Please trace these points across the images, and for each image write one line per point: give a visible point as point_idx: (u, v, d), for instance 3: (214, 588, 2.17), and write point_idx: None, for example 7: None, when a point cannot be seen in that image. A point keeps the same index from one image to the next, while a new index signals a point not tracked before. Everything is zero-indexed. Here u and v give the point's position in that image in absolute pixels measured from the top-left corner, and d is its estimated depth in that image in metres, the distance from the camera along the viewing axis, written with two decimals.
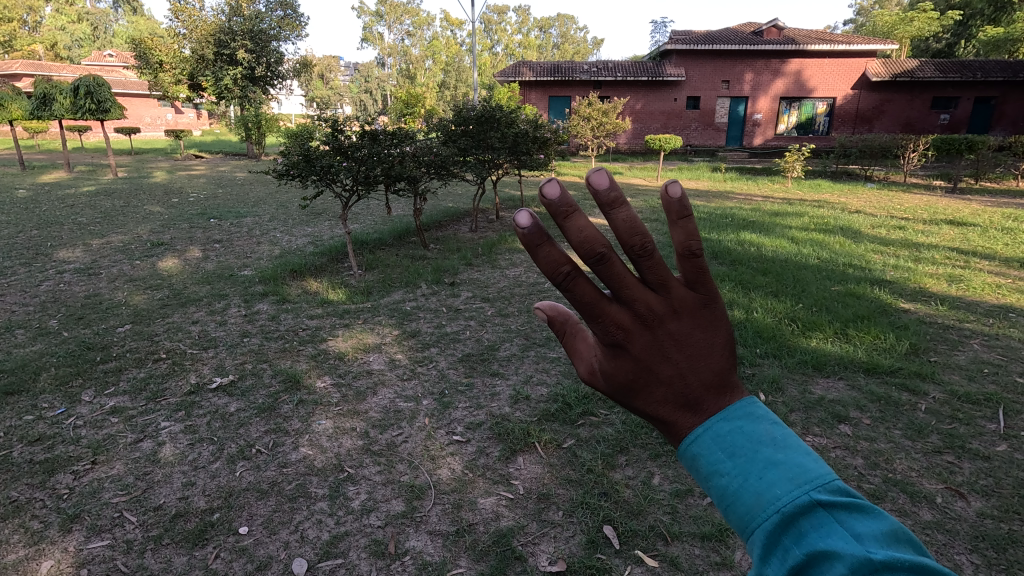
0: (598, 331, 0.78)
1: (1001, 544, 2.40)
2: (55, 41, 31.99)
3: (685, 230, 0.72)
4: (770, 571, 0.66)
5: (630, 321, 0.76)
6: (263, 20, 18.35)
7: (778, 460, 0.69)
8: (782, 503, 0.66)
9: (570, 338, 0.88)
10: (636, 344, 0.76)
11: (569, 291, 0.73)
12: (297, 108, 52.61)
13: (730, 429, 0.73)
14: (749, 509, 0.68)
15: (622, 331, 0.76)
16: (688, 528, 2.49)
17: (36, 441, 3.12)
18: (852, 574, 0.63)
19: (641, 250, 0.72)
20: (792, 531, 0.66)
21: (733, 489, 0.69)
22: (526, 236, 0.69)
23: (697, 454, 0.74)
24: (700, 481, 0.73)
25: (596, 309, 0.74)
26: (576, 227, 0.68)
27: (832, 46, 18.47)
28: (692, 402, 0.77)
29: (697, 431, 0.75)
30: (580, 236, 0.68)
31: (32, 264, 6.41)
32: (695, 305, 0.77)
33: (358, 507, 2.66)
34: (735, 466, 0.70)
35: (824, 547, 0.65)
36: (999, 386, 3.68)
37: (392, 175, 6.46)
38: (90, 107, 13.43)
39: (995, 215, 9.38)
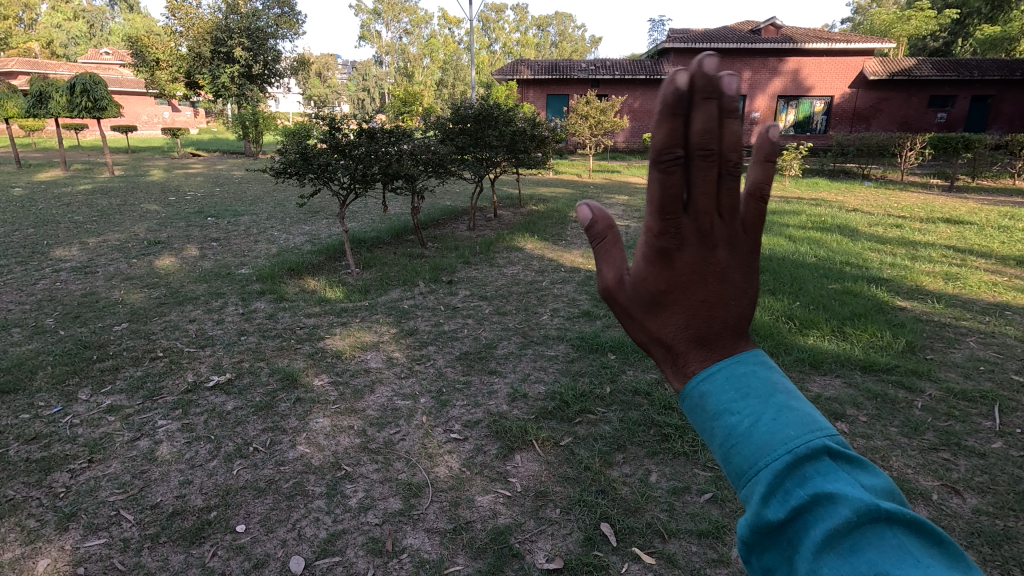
0: (653, 231, 0.71)
1: (996, 540, 2.41)
2: (51, 39, 31.88)
3: (770, 171, 0.71)
4: (771, 514, 0.64)
5: (688, 233, 0.70)
6: (260, 18, 18.32)
7: (790, 405, 0.67)
8: (794, 446, 0.64)
9: (603, 246, 0.80)
10: (683, 259, 0.70)
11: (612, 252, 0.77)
12: (295, 106, 52.52)
13: (745, 370, 0.69)
14: (759, 449, 0.64)
15: (678, 240, 0.70)
16: (685, 526, 2.50)
17: (31, 440, 3.11)
18: (856, 519, 0.61)
19: (734, 167, 0.67)
20: (796, 475, 0.63)
21: (744, 429, 0.65)
22: (673, 94, 0.64)
23: (708, 390, 0.69)
24: (705, 422, 0.69)
25: (672, 206, 0.68)
26: (710, 113, 0.65)
27: (829, 45, 18.49)
28: (708, 337, 0.72)
29: (711, 368, 0.70)
30: (707, 124, 0.65)
31: (29, 262, 6.40)
32: (748, 247, 0.72)
33: (355, 505, 2.67)
34: (749, 405, 0.66)
35: (829, 493, 0.63)
36: (995, 384, 3.69)
37: (389, 173, 6.45)
38: (86, 105, 13.35)
39: (992, 214, 9.42)
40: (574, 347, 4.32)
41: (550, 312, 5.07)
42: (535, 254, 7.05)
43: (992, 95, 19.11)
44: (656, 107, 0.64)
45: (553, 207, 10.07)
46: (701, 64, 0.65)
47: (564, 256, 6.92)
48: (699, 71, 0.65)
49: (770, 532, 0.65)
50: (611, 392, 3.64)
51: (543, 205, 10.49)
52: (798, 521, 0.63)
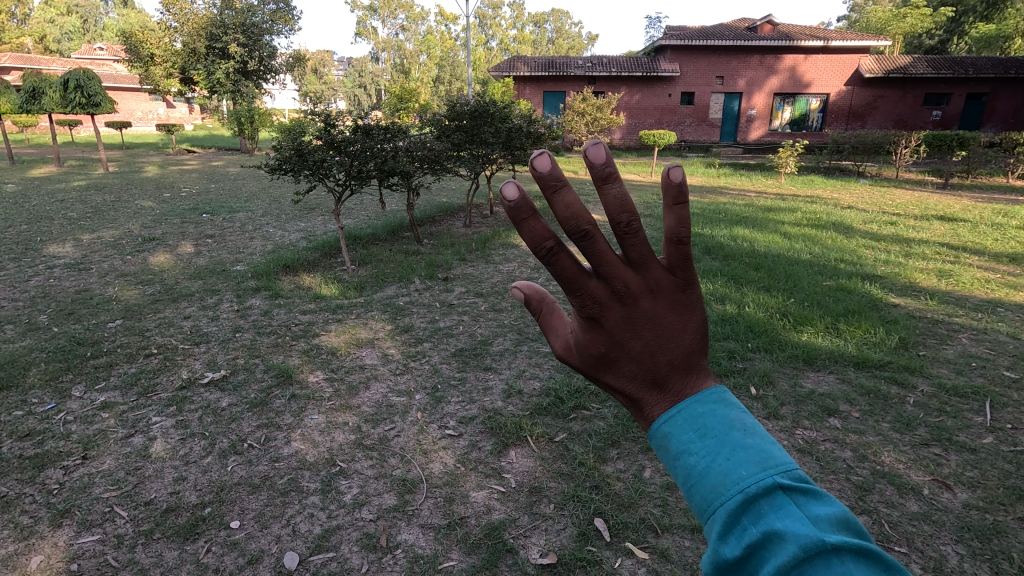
0: (578, 305, 0.86)
1: (986, 535, 2.43)
2: (44, 34, 31.48)
3: (678, 215, 0.81)
4: (728, 551, 0.71)
5: (606, 298, 0.84)
6: (255, 13, 18.23)
7: (747, 444, 0.76)
8: (746, 484, 0.72)
9: (546, 320, 0.99)
10: (610, 321, 0.85)
11: (550, 265, 0.81)
12: (290, 102, 52.15)
13: (703, 411, 0.81)
14: (715, 487, 0.74)
15: (598, 306, 0.84)
16: (678, 521, 2.51)
17: (25, 437, 3.09)
18: (804, 554, 0.67)
19: (627, 228, 0.79)
20: (752, 511, 0.71)
21: (699, 467, 0.76)
22: (511, 207, 0.74)
23: (668, 433, 0.81)
24: (669, 461, 0.80)
25: (576, 285, 0.82)
26: (562, 205, 0.74)
27: (823, 42, 18.55)
28: (659, 382, 0.86)
29: (671, 411, 0.83)
30: (566, 210, 0.74)
31: (22, 259, 6.35)
32: (672, 287, 0.85)
33: (350, 501, 2.67)
34: (705, 445, 0.77)
35: (777, 531, 0.70)
36: (986, 379, 3.73)
37: (384, 169, 6.40)
38: (80, 101, 13.30)
39: (986, 211, 9.45)
40: None
41: None
42: (530, 251, 7.03)
43: (987, 92, 19.19)
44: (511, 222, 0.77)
45: None
46: (534, 167, 0.73)
47: None
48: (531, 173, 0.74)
49: (729, 568, 0.72)
50: None
51: (539, 202, 10.48)
52: (755, 556, 0.70)
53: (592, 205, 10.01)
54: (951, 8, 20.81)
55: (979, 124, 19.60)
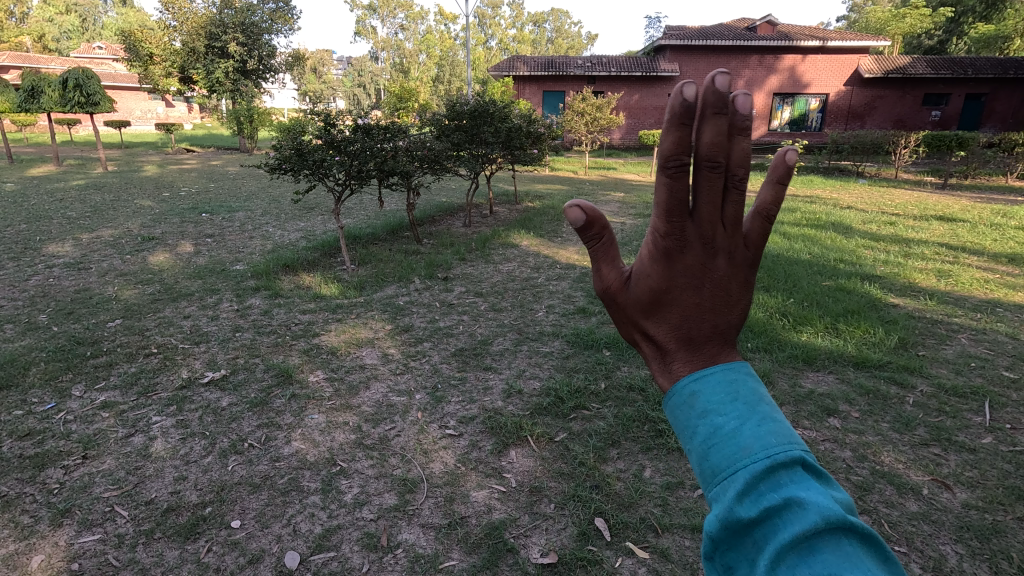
0: (661, 231, 0.84)
1: (985, 534, 2.44)
2: (43, 33, 31.43)
3: (777, 191, 0.83)
4: (742, 511, 0.72)
5: (691, 239, 0.83)
6: (254, 13, 18.20)
7: (773, 418, 0.78)
8: (772, 451, 0.74)
9: (601, 246, 0.91)
10: (684, 262, 0.83)
11: (666, 179, 0.79)
12: (289, 101, 52.14)
13: (738, 378, 0.81)
14: (740, 450, 0.74)
15: (681, 244, 0.83)
16: (679, 521, 2.51)
17: (25, 437, 3.09)
18: (824, 524, 0.69)
19: (738, 181, 0.81)
20: (772, 479, 0.72)
21: (729, 428, 0.76)
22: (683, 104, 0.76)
23: (698, 390, 0.81)
24: (692, 416, 0.80)
25: (678, 211, 0.81)
26: (716, 129, 0.79)
27: (822, 42, 18.55)
28: (695, 341, 0.85)
29: (704, 371, 0.83)
30: (715, 137, 0.79)
31: (21, 258, 6.36)
32: (746, 261, 0.86)
33: (350, 500, 2.67)
34: (735, 409, 0.77)
35: (797, 501, 0.71)
36: (985, 379, 3.73)
37: (384, 169, 6.39)
38: (78, 100, 13.27)
39: (985, 211, 9.47)
40: (569, 344, 4.34)
41: (545, 309, 5.08)
42: (530, 250, 7.03)
43: (986, 93, 19.22)
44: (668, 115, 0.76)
45: (548, 204, 10.05)
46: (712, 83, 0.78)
47: (559, 252, 6.92)
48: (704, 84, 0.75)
49: (738, 531, 0.73)
50: (606, 388, 3.66)
51: (538, 201, 10.50)
52: (768, 524, 0.71)
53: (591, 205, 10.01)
54: (950, 9, 20.82)
55: (978, 124, 19.62)
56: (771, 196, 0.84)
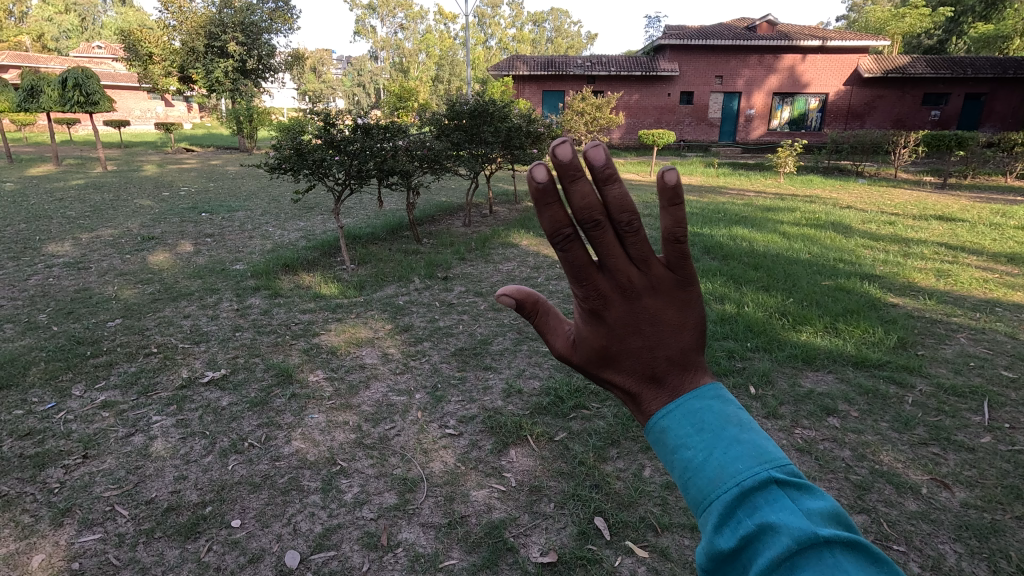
0: (581, 296, 0.88)
1: (984, 533, 2.45)
2: (42, 33, 31.38)
3: (674, 215, 0.80)
4: (723, 541, 0.73)
5: (608, 291, 0.87)
6: (254, 12, 18.19)
7: (742, 440, 0.78)
8: (741, 478, 0.75)
9: (542, 318, 0.99)
10: (613, 313, 0.88)
11: (563, 251, 0.83)
12: (289, 101, 52.13)
13: (700, 407, 0.83)
14: (711, 481, 0.76)
15: (601, 299, 0.87)
16: (678, 520, 2.51)
17: (26, 436, 3.09)
18: (797, 546, 0.69)
19: (628, 226, 0.82)
20: (746, 504, 0.73)
21: (696, 462, 0.78)
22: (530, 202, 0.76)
23: (667, 427, 0.84)
24: (667, 455, 0.83)
25: (582, 277, 0.85)
26: (583, 190, 0.78)
27: (822, 42, 18.52)
28: (658, 377, 0.89)
29: (669, 407, 0.86)
30: (585, 199, 0.78)
31: (21, 257, 6.36)
32: (671, 285, 0.87)
33: (350, 499, 2.68)
34: (701, 440, 0.79)
35: (772, 523, 0.72)
36: (984, 379, 3.74)
37: (384, 169, 6.39)
38: (78, 99, 13.24)
39: (984, 211, 9.48)
40: None
41: None
42: (530, 250, 7.04)
43: (985, 92, 19.24)
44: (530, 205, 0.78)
45: None
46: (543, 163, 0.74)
47: None
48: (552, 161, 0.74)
49: (726, 559, 0.74)
50: (606, 387, 3.66)
51: None
52: (748, 548, 0.72)
53: None
54: (950, 9, 20.84)
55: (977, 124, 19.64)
56: (667, 220, 0.82)
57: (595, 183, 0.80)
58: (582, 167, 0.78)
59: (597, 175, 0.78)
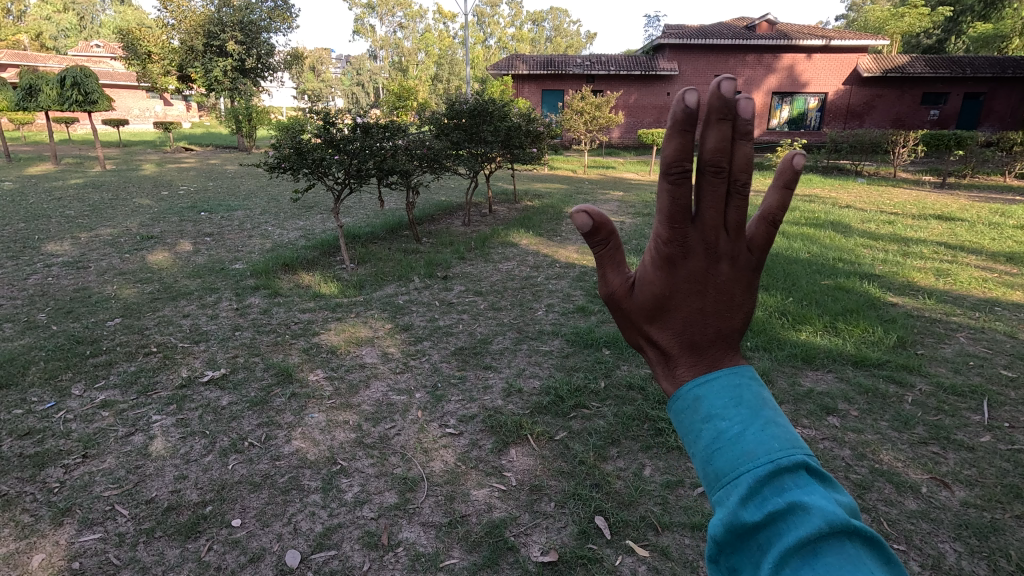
0: (663, 238, 0.84)
1: (984, 533, 2.45)
2: (40, 31, 31.29)
3: (784, 196, 0.83)
4: (747, 515, 0.72)
5: (693, 245, 0.83)
6: (253, 11, 18.14)
7: (776, 422, 0.78)
8: (776, 456, 0.74)
9: (607, 250, 0.90)
10: (686, 268, 0.84)
11: (669, 185, 0.79)
12: (288, 99, 52.24)
13: (741, 382, 0.81)
14: (743, 454, 0.75)
15: (684, 250, 0.83)
16: (679, 519, 2.52)
17: (25, 436, 3.09)
18: (826, 529, 0.69)
19: (742, 188, 0.80)
20: (777, 483, 0.73)
21: (732, 434, 0.76)
22: (684, 112, 0.73)
23: (703, 394, 0.81)
24: (696, 421, 0.80)
25: (680, 216, 0.81)
26: (723, 134, 0.78)
27: (827, 42, 18.46)
28: (699, 346, 0.86)
29: (708, 375, 0.83)
30: (721, 143, 0.79)
31: (20, 256, 6.35)
32: (748, 265, 0.85)
33: (350, 499, 2.67)
34: (738, 414, 0.78)
35: (800, 506, 0.72)
36: (984, 378, 3.74)
37: (384, 168, 6.38)
38: (77, 99, 13.16)
39: (983, 210, 9.51)
40: (569, 343, 4.33)
41: (545, 308, 5.09)
42: (530, 249, 7.05)
43: (984, 92, 19.28)
44: (669, 121, 0.74)
45: (548, 203, 10.08)
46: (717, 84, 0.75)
47: (558, 251, 6.94)
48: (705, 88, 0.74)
49: (743, 533, 0.73)
50: (606, 386, 3.66)
51: (537, 200, 10.53)
52: (772, 527, 0.72)
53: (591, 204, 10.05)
54: (949, 8, 20.86)
55: (977, 123, 19.69)
56: (776, 200, 0.84)
57: (731, 135, 0.79)
58: (732, 111, 0.78)
59: (741, 125, 0.78)
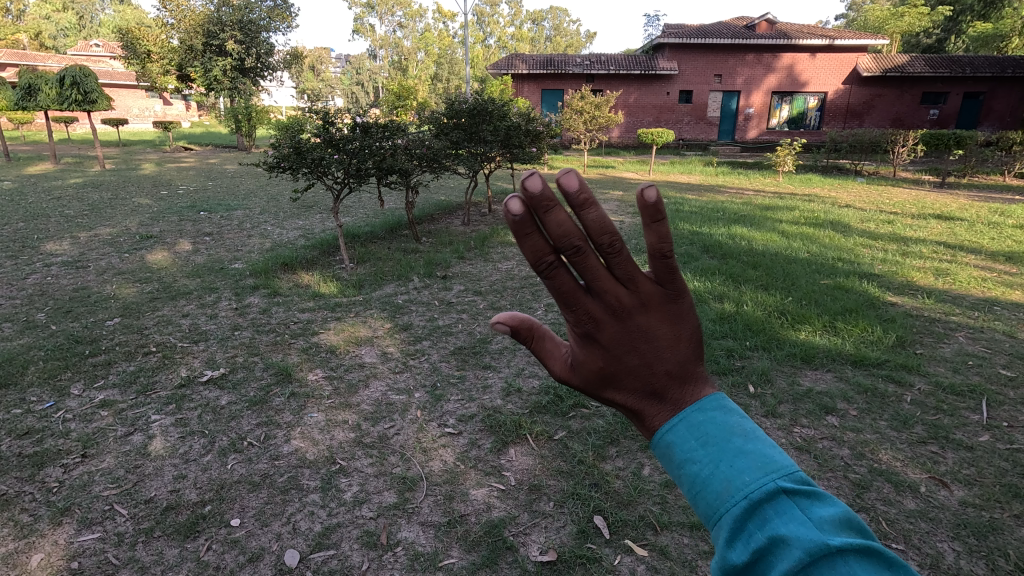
0: (572, 320, 0.87)
1: (982, 532, 2.45)
2: (39, 31, 31.23)
3: (657, 233, 0.79)
4: (734, 555, 0.73)
5: (601, 314, 0.86)
6: (253, 10, 18.11)
7: (750, 450, 0.78)
8: (750, 489, 0.74)
9: (538, 342, 0.98)
10: (606, 335, 0.86)
11: (546, 280, 0.82)
12: (287, 99, 52.29)
13: (704, 419, 0.82)
14: (718, 495, 0.75)
15: (593, 322, 0.86)
16: (677, 518, 2.52)
17: (24, 435, 3.09)
18: (811, 558, 0.69)
19: (610, 245, 0.80)
20: (757, 517, 0.73)
21: (703, 476, 0.77)
22: (514, 222, 0.76)
23: (672, 442, 0.82)
24: (673, 468, 0.81)
25: (573, 300, 0.84)
26: (562, 217, 0.76)
27: (829, 41, 18.44)
28: (660, 391, 0.87)
29: (673, 421, 0.84)
30: (560, 230, 0.76)
31: (19, 256, 6.34)
32: (661, 299, 0.86)
33: (350, 499, 2.67)
34: (706, 454, 0.78)
35: (783, 536, 0.72)
36: (983, 377, 3.75)
37: (383, 167, 6.37)
38: (76, 98, 13.11)
39: (983, 210, 9.51)
40: None
41: (544, 307, 5.08)
42: None
43: (984, 91, 19.30)
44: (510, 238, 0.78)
45: None
46: (523, 190, 0.74)
47: None
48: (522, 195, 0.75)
49: (737, 572, 0.74)
50: None
51: None
52: (762, 562, 0.72)
53: None
54: (948, 8, 20.87)
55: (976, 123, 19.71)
56: (653, 235, 0.80)
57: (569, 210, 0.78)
58: (555, 193, 0.76)
59: (572, 201, 0.74)
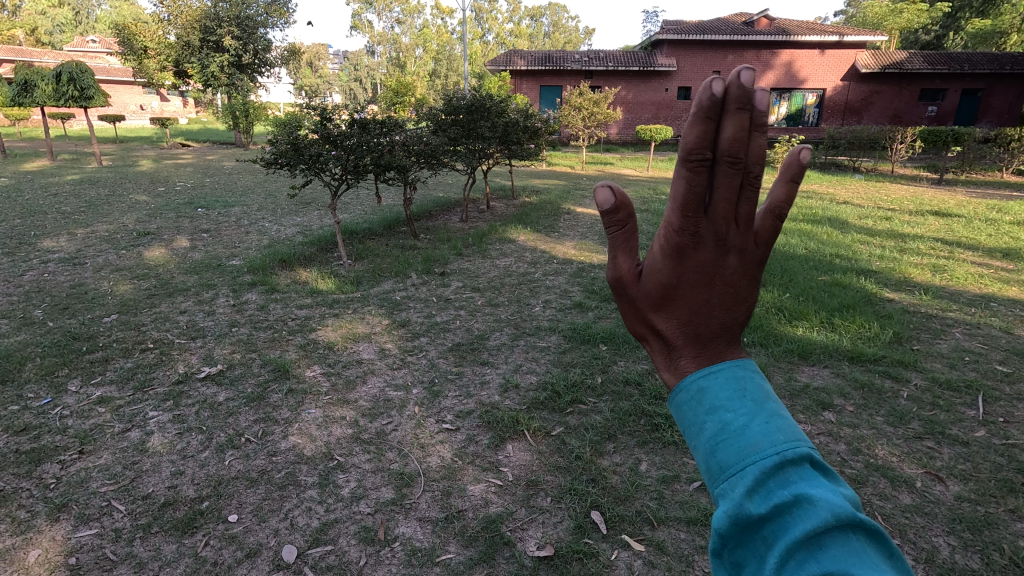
0: (674, 227, 0.81)
1: (978, 526, 2.46)
2: (35, 26, 31.10)
3: (790, 189, 0.81)
4: (753, 507, 0.71)
5: (704, 235, 0.80)
6: (250, 6, 17.93)
7: (781, 415, 0.77)
8: (781, 449, 0.73)
9: (621, 234, 0.85)
10: (695, 258, 0.81)
11: (686, 172, 0.76)
12: (285, 95, 52.52)
13: (743, 375, 0.81)
14: (749, 447, 0.74)
15: (694, 240, 0.80)
16: (674, 514, 2.53)
17: (21, 431, 3.09)
18: (833, 521, 0.69)
19: (755, 181, 0.77)
20: (784, 475, 0.72)
21: (737, 425, 0.75)
22: (709, 98, 0.74)
23: (707, 386, 0.80)
24: (700, 413, 0.79)
25: (694, 206, 0.78)
26: (739, 123, 0.74)
27: (838, 37, 18.47)
28: (703, 337, 0.84)
29: (710, 368, 0.82)
30: (738, 133, 0.74)
31: (16, 253, 6.34)
32: (754, 258, 0.83)
33: (348, 494, 2.68)
34: (743, 405, 0.76)
35: (806, 500, 0.71)
36: (980, 374, 3.76)
37: (381, 164, 6.34)
38: (72, 95, 13.02)
39: (980, 206, 9.52)
40: (566, 339, 4.33)
41: (542, 304, 5.08)
42: (528, 246, 7.03)
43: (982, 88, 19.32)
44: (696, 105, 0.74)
45: (545, 199, 10.09)
46: (736, 75, 0.75)
47: (556, 248, 6.92)
48: (732, 82, 0.74)
49: (749, 525, 0.73)
50: (603, 382, 3.67)
51: (535, 196, 10.55)
52: (778, 519, 0.71)
53: (588, 201, 10.04)
54: (948, 4, 20.83)
55: (974, 119, 19.74)
56: (782, 195, 0.81)
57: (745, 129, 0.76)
58: (749, 103, 0.75)
59: (759, 116, 0.74)
